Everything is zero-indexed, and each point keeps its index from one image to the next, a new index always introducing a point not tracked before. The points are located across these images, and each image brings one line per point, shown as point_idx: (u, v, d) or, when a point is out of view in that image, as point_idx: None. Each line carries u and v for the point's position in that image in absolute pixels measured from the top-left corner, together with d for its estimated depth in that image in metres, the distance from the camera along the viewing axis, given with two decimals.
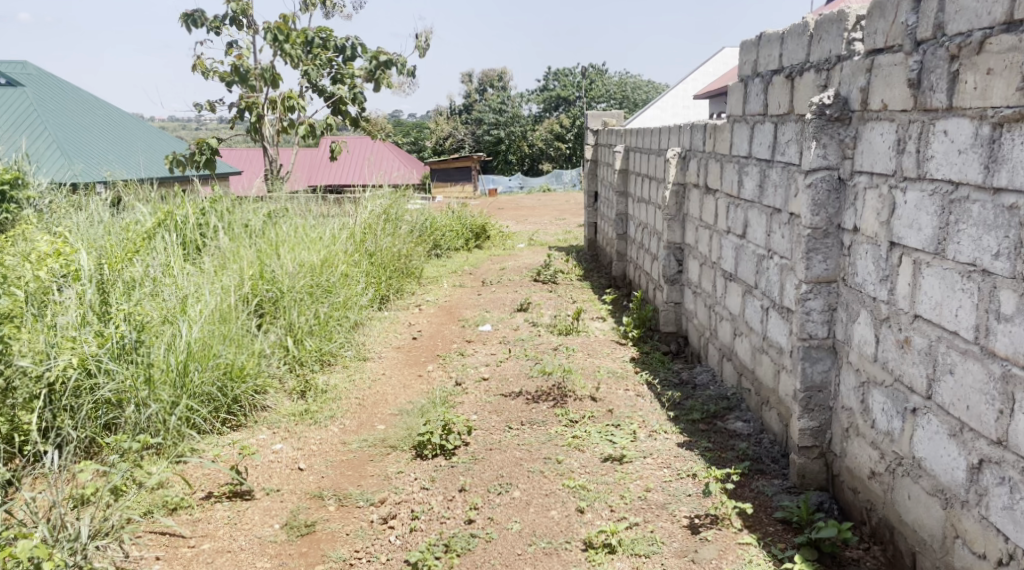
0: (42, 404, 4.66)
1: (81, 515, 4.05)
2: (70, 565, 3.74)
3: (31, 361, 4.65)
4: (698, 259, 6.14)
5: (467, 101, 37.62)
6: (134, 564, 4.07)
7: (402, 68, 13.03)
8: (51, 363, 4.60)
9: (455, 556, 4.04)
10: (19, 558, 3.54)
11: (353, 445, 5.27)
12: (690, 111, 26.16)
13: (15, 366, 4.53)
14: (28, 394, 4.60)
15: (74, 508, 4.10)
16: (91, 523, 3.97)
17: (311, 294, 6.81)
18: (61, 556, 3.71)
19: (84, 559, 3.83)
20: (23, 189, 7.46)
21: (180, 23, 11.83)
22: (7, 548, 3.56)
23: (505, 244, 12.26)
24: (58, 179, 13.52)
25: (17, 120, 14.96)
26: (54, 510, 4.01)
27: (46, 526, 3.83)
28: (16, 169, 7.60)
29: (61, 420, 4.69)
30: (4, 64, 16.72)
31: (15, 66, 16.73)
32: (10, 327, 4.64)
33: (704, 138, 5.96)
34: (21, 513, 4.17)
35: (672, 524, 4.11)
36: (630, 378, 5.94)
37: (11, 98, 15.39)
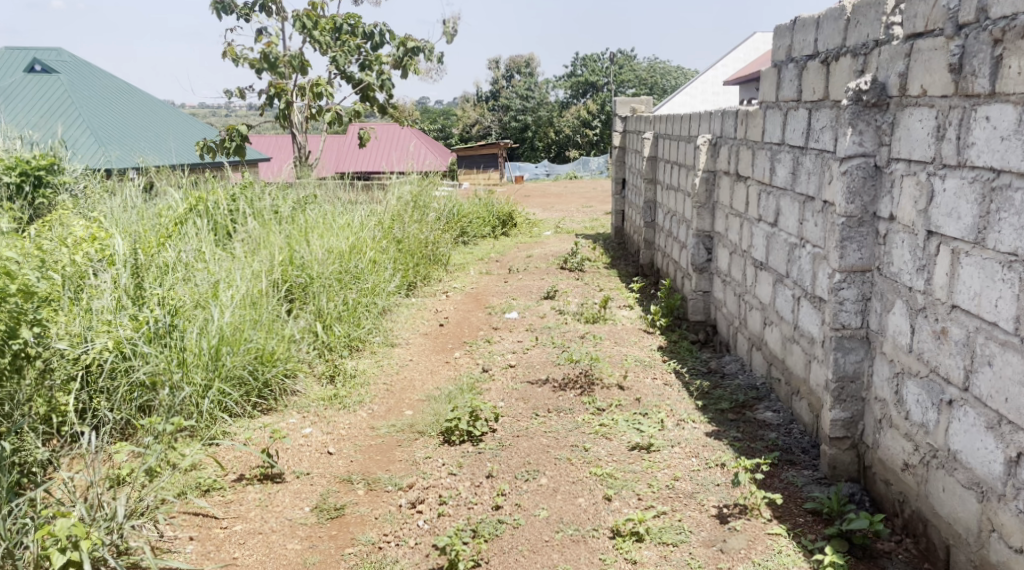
0: (79, 387, 4.70)
1: (116, 496, 4.11)
2: (107, 544, 3.80)
3: (68, 344, 4.65)
4: (728, 247, 6.10)
5: (493, 87, 37.55)
6: (168, 544, 4.14)
7: (429, 54, 13.07)
8: (88, 346, 4.65)
9: (483, 541, 4.06)
10: (56, 537, 3.62)
11: (381, 429, 5.31)
12: (720, 98, 26.16)
13: (53, 348, 4.42)
14: (65, 375, 4.62)
15: (110, 489, 4.16)
16: (127, 503, 4.02)
17: (340, 280, 6.85)
18: (99, 535, 3.77)
19: (121, 539, 3.90)
20: (59, 175, 7.55)
21: (211, 10, 11.88)
22: (46, 527, 3.65)
23: (532, 231, 12.22)
24: (94, 164, 13.71)
25: (52, 104, 15.25)
26: (90, 490, 4.08)
27: (84, 505, 3.89)
28: (52, 154, 7.73)
29: (97, 402, 4.73)
30: (40, 52, 17.19)
31: (50, 53, 17.20)
32: (53, 313, 4.56)
33: (734, 125, 5.91)
34: (59, 492, 4.23)
35: (700, 514, 4.10)
36: (658, 367, 5.92)
37: (46, 85, 15.64)
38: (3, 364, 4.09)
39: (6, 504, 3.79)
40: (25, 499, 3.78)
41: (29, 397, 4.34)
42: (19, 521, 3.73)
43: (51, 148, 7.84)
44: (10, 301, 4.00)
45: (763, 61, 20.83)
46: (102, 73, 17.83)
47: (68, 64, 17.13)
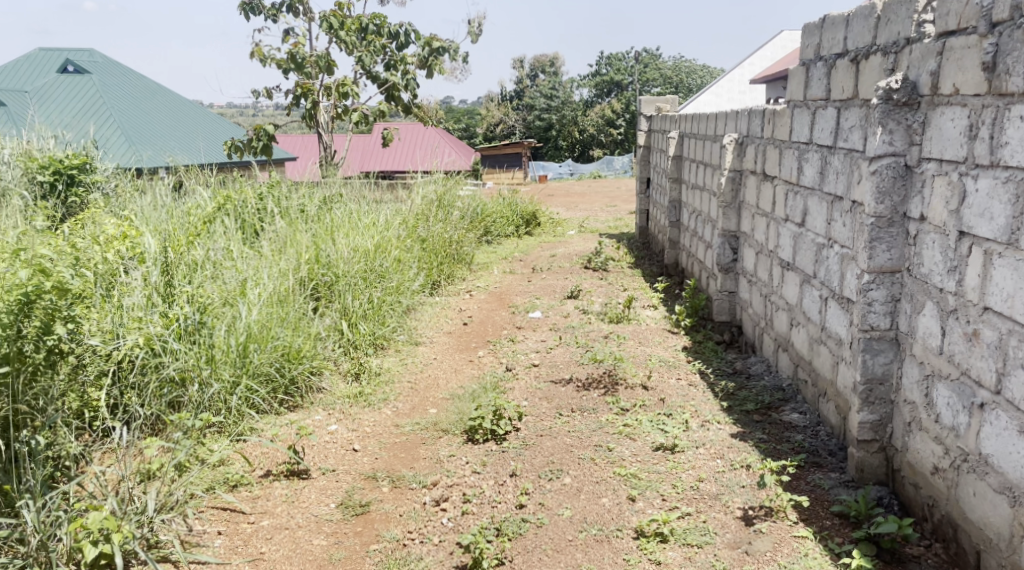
0: (110, 382, 4.75)
1: (147, 489, 4.15)
2: (138, 537, 3.88)
3: (101, 341, 4.68)
4: (755, 247, 6.06)
5: (517, 86, 37.56)
6: (197, 538, 4.17)
7: (454, 54, 13.11)
8: (120, 342, 4.69)
9: (506, 540, 4.07)
10: (89, 530, 3.70)
11: (405, 427, 5.33)
12: (747, 96, 26.04)
13: (85, 344, 4.48)
14: (97, 371, 4.68)
15: (141, 483, 4.22)
16: (157, 497, 4.09)
17: (366, 279, 6.89)
18: (130, 528, 3.85)
19: (151, 532, 3.97)
20: (91, 174, 7.64)
21: (239, 11, 11.96)
22: (78, 520, 3.73)
23: (556, 230, 12.22)
24: (125, 164, 13.88)
25: (84, 105, 15.47)
26: (122, 484, 4.13)
27: (115, 498, 3.97)
28: (85, 154, 7.85)
29: (128, 397, 4.77)
30: (73, 53, 17.47)
31: (83, 55, 17.49)
32: (86, 309, 4.59)
33: (761, 124, 5.87)
34: (91, 487, 4.29)
35: (725, 515, 4.08)
36: (683, 368, 5.89)
37: (79, 85, 15.89)
38: (37, 360, 4.11)
39: (40, 496, 3.85)
40: (58, 492, 3.82)
41: (63, 392, 4.43)
42: (52, 513, 3.78)
43: (84, 148, 7.94)
44: (45, 298, 4.06)
45: (791, 60, 20.70)
46: (132, 73, 18.03)
47: (99, 65, 17.33)
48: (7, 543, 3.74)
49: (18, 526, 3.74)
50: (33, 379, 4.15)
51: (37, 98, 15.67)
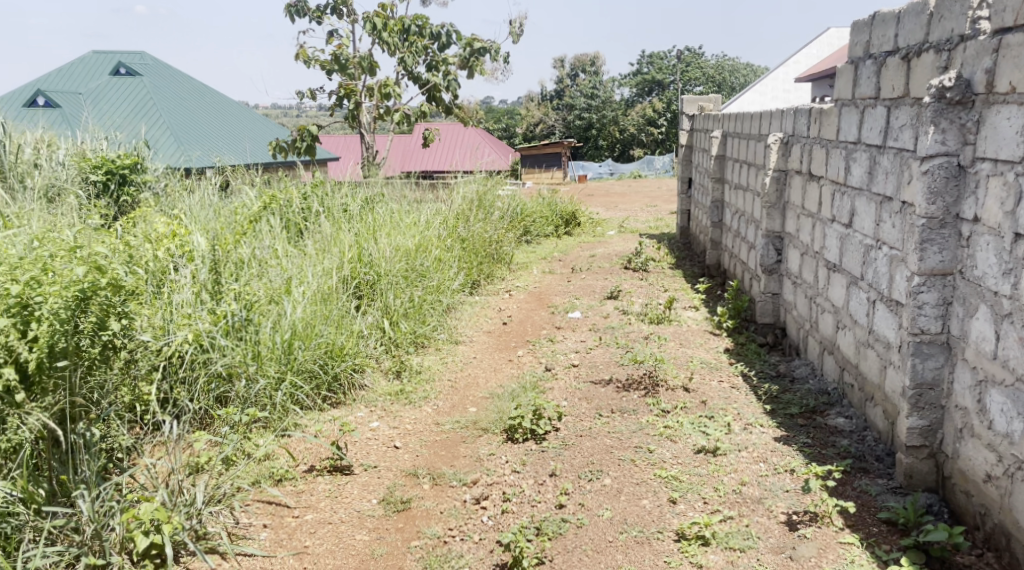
0: (161, 377, 4.78)
1: (195, 482, 4.26)
2: (187, 529, 3.97)
3: (152, 337, 4.73)
4: (800, 248, 5.97)
5: (557, 86, 37.53)
6: (244, 530, 4.22)
7: (495, 55, 13.13)
8: (170, 338, 4.74)
9: (546, 539, 4.05)
10: (141, 521, 3.82)
11: (445, 425, 5.34)
12: (791, 96, 25.78)
13: (136, 340, 4.47)
14: (147, 366, 4.62)
15: (190, 475, 4.30)
16: (205, 490, 4.18)
17: (406, 278, 6.92)
18: (179, 519, 3.95)
19: (199, 524, 4.07)
20: (142, 174, 7.77)
21: (285, 13, 12.10)
22: (130, 510, 3.86)
23: (596, 230, 12.17)
24: (174, 164, 14.13)
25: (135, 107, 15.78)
26: (172, 476, 4.21)
27: (165, 490, 4.05)
28: (137, 154, 8.00)
29: (178, 392, 4.82)
30: (125, 56, 17.85)
31: (134, 57, 17.85)
32: (139, 304, 4.66)
33: (807, 123, 5.78)
34: (143, 478, 4.37)
35: (769, 519, 4.02)
36: (725, 370, 5.83)
37: (130, 87, 16.22)
38: (93, 353, 4.13)
39: (94, 487, 3.93)
40: (112, 483, 3.90)
41: (116, 386, 4.43)
42: (105, 503, 3.86)
43: (135, 148, 8.09)
44: (101, 294, 4.09)
45: (839, 58, 20.44)
46: (181, 75, 18.35)
47: (151, 67, 17.64)
48: (62, 532, 3.81)
49: (74, 515, 3.82)
50: (89, 373, 4.21)
51: (92, 100, 16.02)
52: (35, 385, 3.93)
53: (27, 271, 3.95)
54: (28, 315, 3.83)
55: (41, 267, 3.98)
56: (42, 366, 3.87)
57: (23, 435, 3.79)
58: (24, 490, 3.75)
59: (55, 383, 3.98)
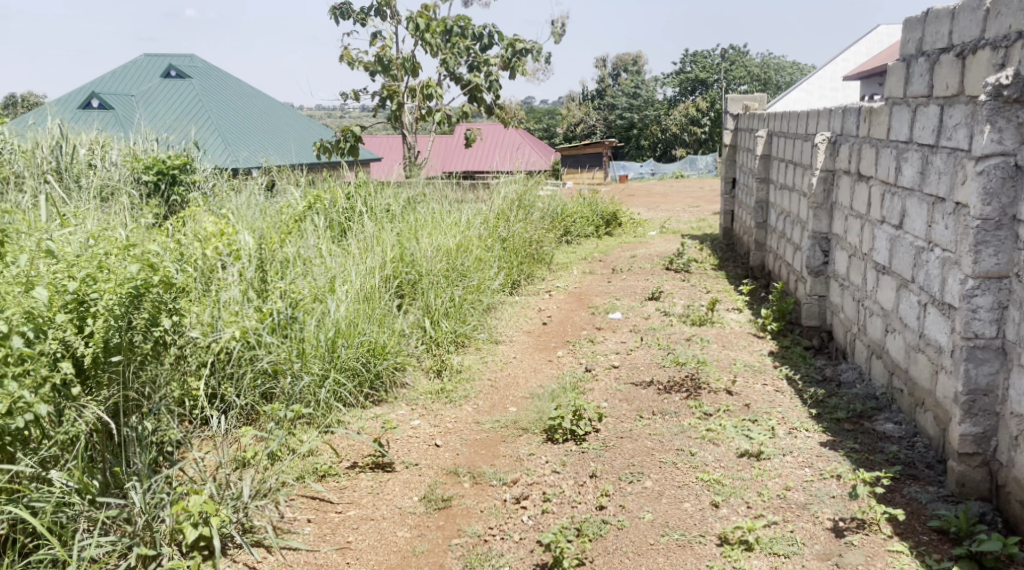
0: (208, 373, 4.79)
1: (242, 476, 4.30)
2: (234, 521, 4.02)
3: (201, 333, 4.76)
4: (848, 250, 5.86)
5: (599, 86, 37.40)
6: (288, 524, 4.25)
7: (537, 55, 13.11)
8: (218, 335, 4.77)
9: (587, 540, 4.01)
10: (190, 513, 3.88)
11: (486, 424, 5.32)
12: (839, 94, 25.40)
13: (186, 336, 4.49)
14: (198, 361, 4.71)
15: (237, 470, 4.34)
16: (252, 484, 4.22)
17: (447, 277, 6.92)
18: (227, 512, 4.00)
19: (246, 517, 4.10)
20: (191, 174, 7.87)
21: (329, 16, 12.18)
22: (179, 502, 3.92)
23: (637, 230, 12.08)
24: (222, 164, 14.32)
25: (185, 109, 16.04)
26: (220, 470, 4.27)
27: (213, 483, 4.11)
28: (187, 156, 8.12)
29: (225, 388, 4.86)
30: (175, 59, 18.14)
31: (184, 60, 18.13)
32: (188, 302, 4.64)
33: (856, 122, 5.66)
34: (191, 471, 4.41)
35: (814, 526, 3.95)
36: (769, 373, 5.74)
37: (180, 90, 16.49)
38: (145, 349, 4.16)
39: (145, 479, 3.97)
40: (164, 475, 3.97)
41: (168, 381, 4.40)
42: (157, 495, 3.91)
43: (185, 149, 8.20)
44: (154, 291, 4.11)
45: (888, 55, 20.09)
46: (230, 77, 18.60)
47: (200, 69, 17.84)
48: (115, 522, 3.84)
49: (126, 506, 3.87)
50: (141, 368, 4.20)
51: (144, 103, 16.30)
52: (91, 378, 4.02)
53: (83, 266, 4.02)
54: (85, 311, 3.91)
55: (96, 264, 4.06)
56: (99, 360, 3.96)
57: (79, 426, 3.79)
58: (80, 481, 3.78)
59: (109, 377, 4.06)
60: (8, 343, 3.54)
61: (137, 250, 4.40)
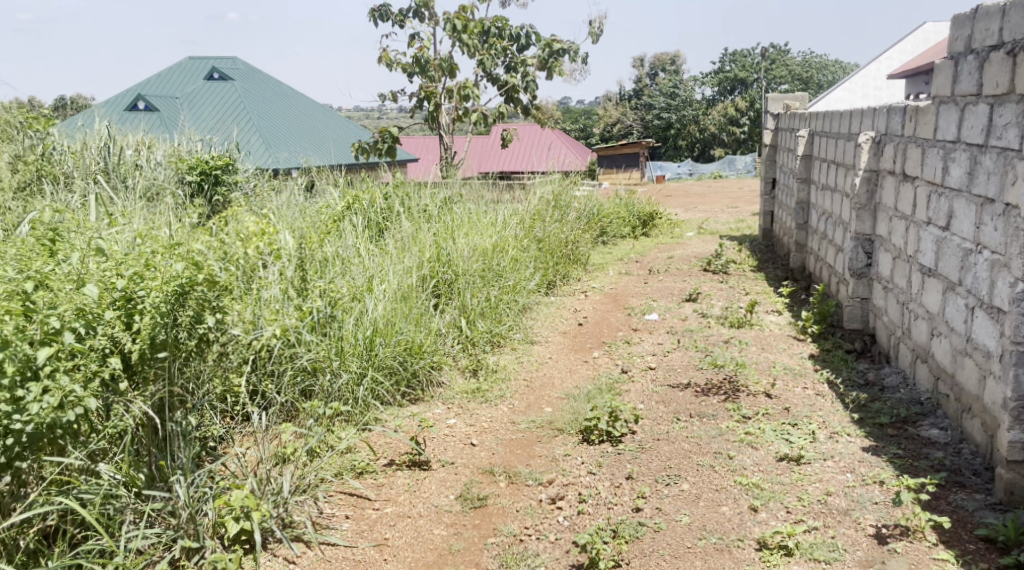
0: (250, 369, 4.81)
1: (282, 471, 4.33)
2: (273, 516, 4.06)
3: (243, 330, 4.74)
4: (892, 252, 5.75)
5: (636, 86, 37.21)
6: (327, 520, 4.26)
7: (574, 55, 13.07)
8: (260, 332, 4.80)
9: (624, 542, 3.97)
10: (232, 507, 3.91)
11: (521, 424, 5.30)
12: (883, 93, 25.01)
13: (228, 336, 4.50)
14: (240, 358, 4.75)
15: (277, 466, 4.37)
16: (292, 480, 4.25)
17: (483, 277, 6.91)
18: (267, 507, 4.04)
19: (286, 512, 4.14)
20: (232, 175, 7.95)
21: (368, 18, 12.24)
22: (221, 496, 3.97)
23: (674, 231, 11.99)
24: (263, 165, 14.49)
25: (227, 110, 16.25)
26: (261, 465, 4.31)
27: (254, 478, 4.15)
28: (230, 157, 8.22)
29: (266, 385, 4.89)
30: (218, 61, 18.38)
31: (226, 62, 18.36)
32: (229, 298, 4.55)
33: (902, 121, 5.55)
34: (232, 466, 4.45)
35: (856, 532, 3.87)
36: (810, 377, 5.65)
37: (223, 92, 16.71)
38: (190, 346, 4.18)
39: (189, 473, 4.03)
40: (206, 469, 4.02)
41: (210, 377, 4.45)
42: (200, 488, 3.98)
43: (227, 150, 8.29)
44: (198, 289, 4.13)
45: (934, 53, 19.74)
46: (270, 79, 18.81)
47: (242, 72, 18.07)
48: (160, 515, 3.88)
49: (171, 499, 3.89)
50: (186, 363, 4.27)
51: (188, 105, 16.52)
52: (138, 374, 4.03)
53: (130, 265, 4.02)
54: (132, 309, 3.91)
55: (143, 262, 4.08)
56: (144, 356, 3.97)
57: (126, 421, 3.88)
58: (127, 474, 3.83)
59: (156, 373, 4.08)
60: (60, 338, 3.57)
61: (181, 249, 4.42)
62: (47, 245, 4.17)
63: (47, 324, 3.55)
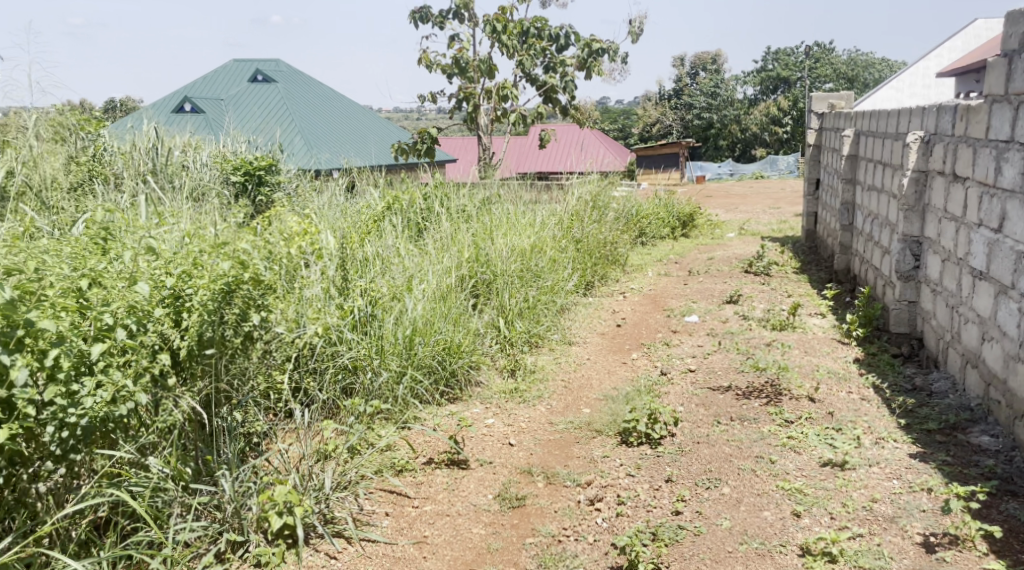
0: (293, 366, 4.87)
1: (323, 467, 4.35)
2: (315, 511, 4.08)
3: (286, 328, 4.77)
4: (941, 254, 5.63)
5: (677, 85, 36.96)
6: (367, 517, 4.27)
7: (614, 55, 13.00)
8: (302, 330, 4.84)
9: (663, 545, 3.92)
10: (275, 502, 3.94)
11: (559, 425, 5.26)
12: (932, 92, 24.56)
13: (274, 332, 4.58)
14: (283, 356, 4.76)
15: (319, 462, 4.39)
16: (333, 476, 4.27)
17: (521, 277, 6.89)
18: (309, 502, 4.06)
19: (328, 508, 4.17)
20: (275, 176, 8.02)
21: (408, 20, 12.28)
22: (265, 491, 3.99)
23: (714, 232, 11.87)
24: (305, 165, 14.62)
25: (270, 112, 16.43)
26: (302, 461, 4.33)
27: (297, 474, 4.17)
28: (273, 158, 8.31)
29: (308, 382, 4.92)
30: (262, 63, 18.59)
31: (270, 65, 18.57)
32: (273, 298, 4.57)
33: (952, 120, 5.42)
34: (275, 462, 4.48)
35: (903, 540, 3.79)
36: (855, 381, 5.55)
37: (266, 93, 16.90)
38: (236, 344, 4.22)
39: (234, 468, 4.07)
40: (251, 464, 4.06)
41: (254, 374, 4.47)
42: (244, 483, 4.02)
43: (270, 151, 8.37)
44: (244, 287, 4.16)
45: (985, 49, 19.32)
46: (313, 81, 19.00)
47: (285, 74, 18.26)
48: (206, 508, 3.96)
49: (216, 493, 3.98)
50: (232, 360, 4.31)
51: (232, 106, 16.69)
52: (185, 369, 4.04)
53: (178, 264, 4.07)
54: (180, 306, 3.95)
55: (190, 261, 4.11)
56: (193, 353, 3.99)
57: (175, 416, 3.89)
58: (175, 468, 3.86)
59: (203, 369, 4.13)
60: (113, 335, 3.62)
61: (227, 248, 4.44)
62: (100, 244, 4.22)
63: (101, 320, 3.59)
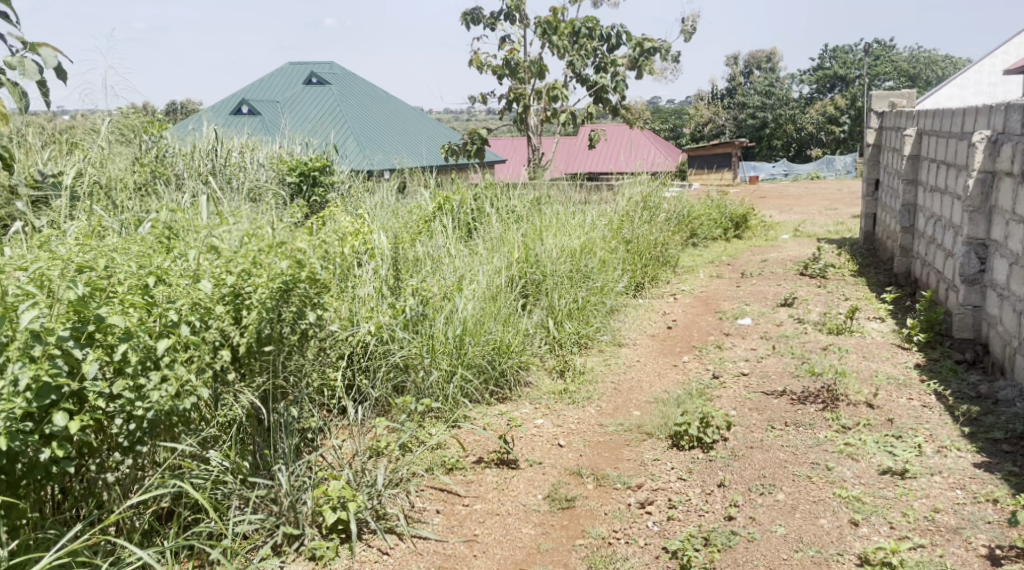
0: (346, 364, 4.87)
1: (375, 464, 4.35)
2: (367, 507, 4.08)
3: (340, 326, 4.78)
4: (1009, 257, 5.44)
5: (730, 85, 36.53)
6: (418, 514, 4.26)
7: (665, 55, 12.88)
8: (355, 329, 4.85)
9: (716, 551, 3.84)
10: (329, 496, 3.95)
11: (609, 427, 5.20)
12: (997, 90, 23.91)
13: (327, 331, 4.56)
14: (337, 353, 4.78)
15: (371, 458, 4.40)
16: (384, 473, 4.27)
17: (571, 278, 6.84)
18: (361, 498, 4.07)
19: (380, 504, 4.16)
20: (328, 176, 8.08)
21: (460, 22, 12.29)
22: (318, 486, 4.02)
23: (768, 234, 11.67)
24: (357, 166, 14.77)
25: (324, 113, 16.61)
26: (355, 457, 4.35)
27: (350, 470, 4.18)
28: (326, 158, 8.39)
29: (360, 380, 4.93)
30: (317, 65, 18.81)
31: (325, 67, 18.79)
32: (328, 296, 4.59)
33: (1020, 119, 5.23)
34: (329, 457, 4.49)
35: (967, 551, 3.66)
36: (916, 388, 5.40)
37: (320, 95, 17.10)
38: (293, 340, 4.25)
39: (290, 461, 4.09)
40: (306, 459, 4.07)
41: (311, 372, 4.50)
42: (300, 478, 4.03)
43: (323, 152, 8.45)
44: (301, 286, 4.20)
45: None
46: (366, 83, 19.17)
47: (339, 77, 18.46)
48: (263, 501, 3.97)
49: (273, 486, 3.98)
50: (288, 358, 4.33)
51: (288, 108, 16.92)
52: (244, 365, 4.11)
53: (238, 262, 4.09)
54: (240, 303, 3.99)
55: (251, 260, 4.13)
56: (252, 350, 4.05)
57: (236, 411, 3.96)
58: (234, 461, 3.93)
59: (261, 365, 4.17)
60: (178, 331, 3.65)
61: (285, 247, 4.46)
62: (163, 243, 4.26)
63: (166, 317, 3.63)
